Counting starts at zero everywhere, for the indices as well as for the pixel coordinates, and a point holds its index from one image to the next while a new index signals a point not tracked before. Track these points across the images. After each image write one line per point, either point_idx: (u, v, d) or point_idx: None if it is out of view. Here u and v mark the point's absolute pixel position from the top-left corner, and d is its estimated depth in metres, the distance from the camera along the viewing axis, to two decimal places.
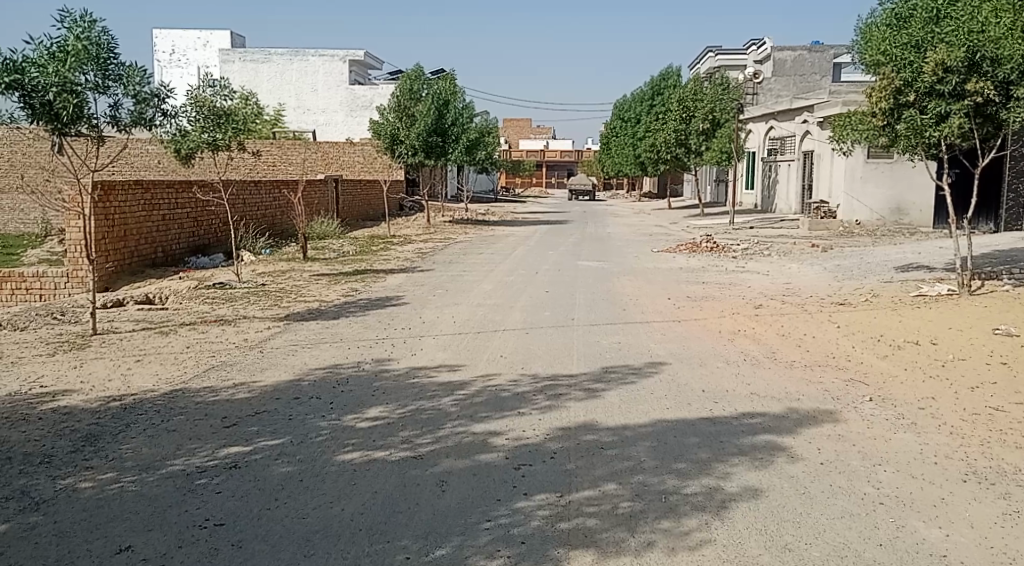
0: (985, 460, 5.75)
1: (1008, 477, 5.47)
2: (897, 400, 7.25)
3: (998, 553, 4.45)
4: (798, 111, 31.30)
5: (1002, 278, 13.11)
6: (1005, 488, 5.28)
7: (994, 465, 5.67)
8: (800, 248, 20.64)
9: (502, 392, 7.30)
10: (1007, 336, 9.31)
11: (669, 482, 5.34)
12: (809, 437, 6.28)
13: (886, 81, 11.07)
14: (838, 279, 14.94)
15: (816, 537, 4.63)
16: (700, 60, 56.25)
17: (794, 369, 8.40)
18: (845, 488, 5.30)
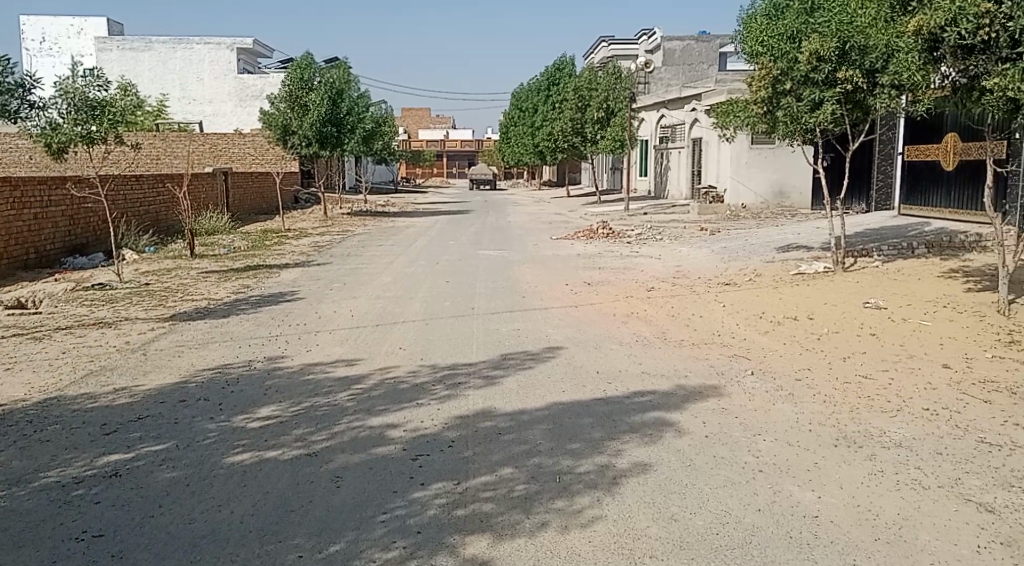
0: (854, 425, 6.09)
1: (874, 439, 5.81)
2: (776, 373, 7.59)
3: (864, 510, 4.73)
4: (687, 100, 32.16)
5: (872, 254, 13.88)
6: (871, 449, 5.61)
7: (862, 429, 6.01)
8: (691, 231, 21.28)
9: (399, 384, 7.27)
10: (876, 310, 9.90)
11: (563, 463, 5.45)
12: (695, 411, 6.51)
13: (764, 70, 11.58)
14: (724, 260, 15.49)
15: (701, 506, 4.82)
16: (592, 51, 57.15)
17: (684, 347, 8.68)
18: (727, 459, 5.52)
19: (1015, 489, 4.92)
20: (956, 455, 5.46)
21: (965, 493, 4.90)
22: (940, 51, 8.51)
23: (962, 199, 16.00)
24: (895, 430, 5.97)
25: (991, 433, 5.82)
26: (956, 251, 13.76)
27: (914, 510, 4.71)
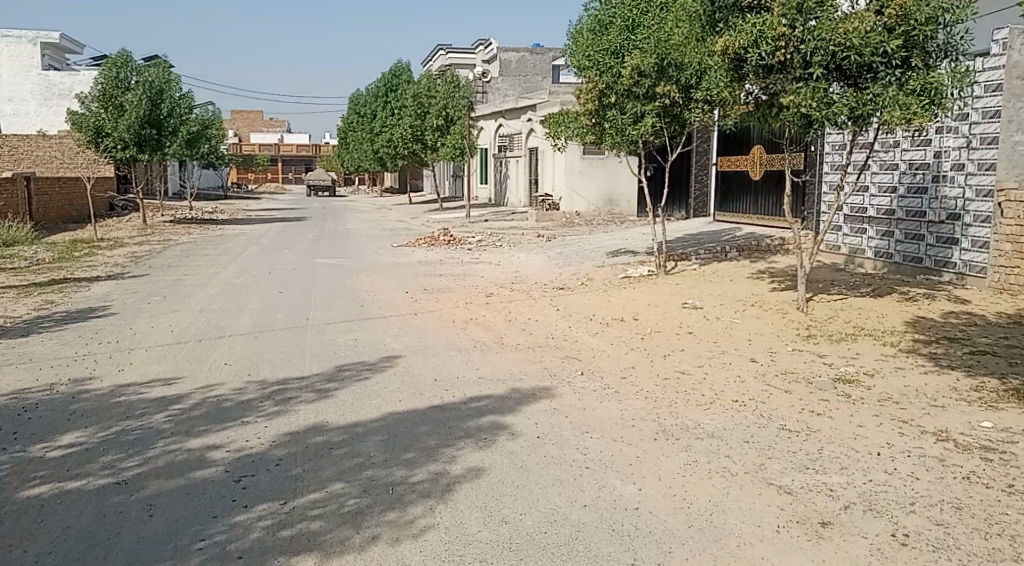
0: (673, 418, 6.38)
1: (690, 431, 6.10)
2: (604, 372, 7.84)
3: (680, 499, 4.95)
4: (523, 110, 32.82)
5: (692, 258, 14.64)
6: (688, 441, 5.89)
7: (679, 422, 6.29)
8: (528, 238, 21.69)
9: (224, 401, 6.96)
10: (694, 309, 10.45)
11: (396, 473, 5.38)
12: (528, 413, 6.60)
13: (591, 84, 11.94)
14: (559, 265, 15.88)
15: (530, 507, 4.89)
16: (429, 59, 57.27)
17: (519, 351, 8.81)
18: (556, 458, 5.63)
19: (810, 470, 5.28)
20: (760, 442, 5.81)
21: (768, 477, 5.21)
22: (744, 70, 9.17)
23: (767, 207, 17.14)
24: (709, 422, 6.29)
25: (791, 420, 6.24)
26: (767, 254, 14.74)
27: (724, 496, 4.97)
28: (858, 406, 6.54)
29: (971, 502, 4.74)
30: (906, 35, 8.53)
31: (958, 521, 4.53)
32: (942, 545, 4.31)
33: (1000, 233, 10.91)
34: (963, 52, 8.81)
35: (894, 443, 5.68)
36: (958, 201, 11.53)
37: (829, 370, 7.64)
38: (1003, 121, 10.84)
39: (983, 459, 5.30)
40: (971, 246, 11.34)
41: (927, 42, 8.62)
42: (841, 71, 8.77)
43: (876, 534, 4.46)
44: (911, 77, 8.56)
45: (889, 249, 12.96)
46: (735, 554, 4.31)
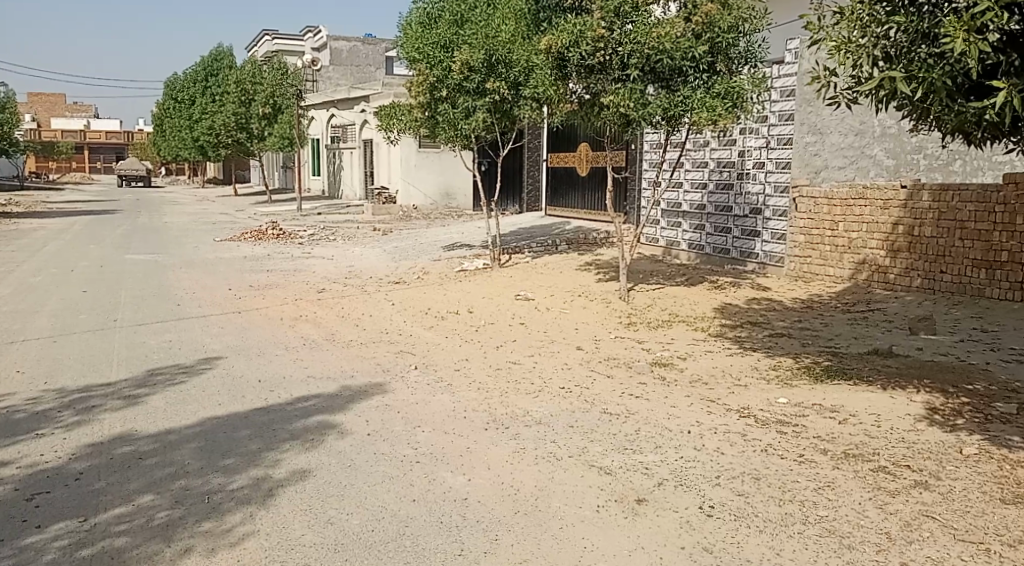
0: (503, 408, 6.42)
1: (520, 419, 6.16)
2: (437, 365, 7.79)
3: (508, 487, 4.97)
4: (355, 101, 32.24)
5: (525, 251, 14.85)
6: (517, 429, 5.94)
7: (509, 411, 6.34)
8: (362, 231, 21.32)
9: (16, 414, 6.38)
10: (528, 300, 10.61)
11: (214, 481, 5.11)
12: (358, 411, 6.45)
13: (421, 77, 11.76)
14: (394, 259, 15.70)
15: (357, 505, 4.77)
16: (255, 45, 55.15)
17: (350, 347, 8.61)
18: (387, 454, 5.53)
19: (629, 451, 5.45)
20: (584, 427, 5.95)
21: (590, 460, 5.33)
22: (568, 69, 9.35)
23: (593, 201, 17.65)
24: (537, 409, 6.38)
25: (612, 404, 6.42)
26: (596, 246, 15.18)
27: (549, 481, 5.03)
28: (672, 388, 6.83)
29: (768, 472, 5.02)
30: (711, 41, 9.06)
31: (757, 491, 4.78)
32: (741, 513, 4.53)
33: (794, 225, 11.73)
34: (760, 60, 9.51)
35: (703, 421, 5.96)
36: (760, 197, 12.34)
37: (649, 355, 7.94)
38: (797, 123, 11.61)
39: (779, 432, 5.65)
40: (770, 239, 12.20)
41: (730, 49, 9.19)
42: (654, 74, 9.14)
43: (685, 507, 4.64)
44: (716, 81, 9.09)
45: (701, 242, 13.67)
46: (558, 537, 4.37)
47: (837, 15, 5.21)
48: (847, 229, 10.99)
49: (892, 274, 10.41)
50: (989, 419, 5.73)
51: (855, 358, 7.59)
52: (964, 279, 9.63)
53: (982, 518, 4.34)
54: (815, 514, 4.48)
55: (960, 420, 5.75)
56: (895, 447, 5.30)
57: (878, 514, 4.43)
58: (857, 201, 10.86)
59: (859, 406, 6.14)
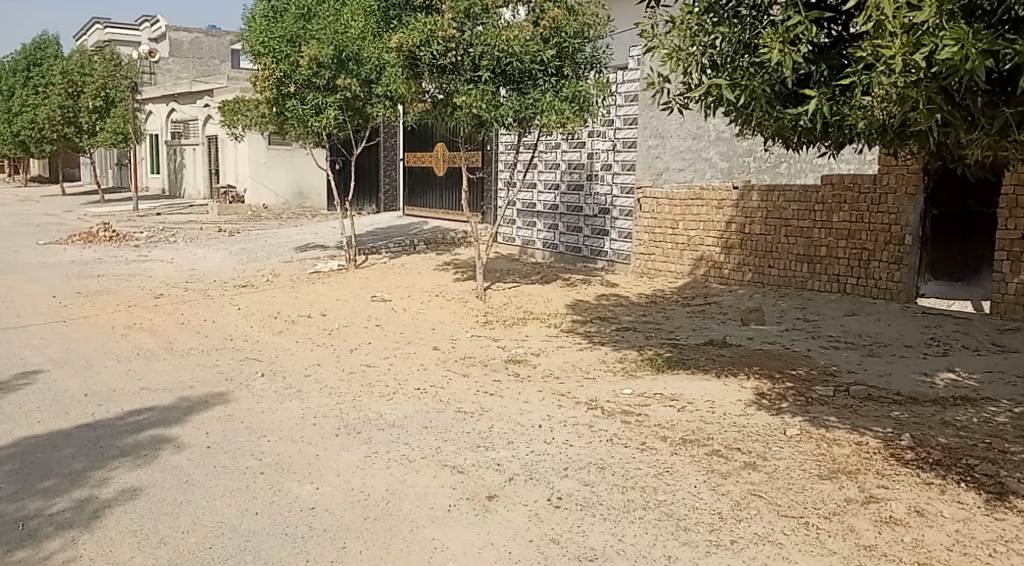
0: (354, 412, 6.27)
1: (371, 423, 6.03)
2: (285, 371, 7.54)
3: (358, 492, 4.85)
4: (198, 95, 30.90)
5: (381, 252, 14.65)
6: (369, 433, 5.80)
7: (361, 415, 6.20)
8: (207, 233, 20.44)
9: None
10: (383, 302, 10.47)
11: (31, 506, 4.73)
12: (198, 423, 6.14)
13: (267, 72, 11.37)
14: (241, 262, 15.13)
15: (194, 522, 4.53)
16: (85, 34, 51.89)
17: (191, 356, 8.21)
18: (228, 467, 5.29)
19: (482, 448, 5.41)
20: (437, 426, 5.89)
21: (443, 459, 5.26)
22: (420, 69, 9.19)
23: (450, 200, 17.64)
24: (389, 411, 6.27)
25: (466, 403, 6.40)
26: (452, 245, 15.18)
27: (400, 483, 4.93)
28: (525, 384, 6.87)
29: (612, 461, 5.11)
30: (558, 45, 9.21)
31: (601, 480, 4.84)
32: (588, 502, 4.56)
33: (640, 224, 12.14)
34: (604, 65, 9.75)
35: (552, 415, 6.03)
36: (608, 197, 12.70)
37: (502, 352, 7.98)
38: (638, 128, 12.07)
39: (623, 422, 5.79)
40: (618, 237, 12.56)
41: (576, 54, 9.38)
42: (506, 76, 9.19)
43: (535, 500, 4.62)
44: (564, 85, 9.23)
45: (554, 241, 13.90)
46: (408, 539, 4.27)
47: (669, 25, 5.41)
48: (687, 228, 11.43)
49: (727, 269, 10.95)
50: (811, 401, 6.09)
51: (694, 348, 7.91)
52: (788, 273, 10.20)
53: (803, 493, 4.54)
54: (655, 498, 4.57)
55: (784, 403, 6.09)
56: (729, 432, 5.53)
57: (712, 496, 4.57)
58: (694, 201, 11.34)
59: (697, 394, 6.39)
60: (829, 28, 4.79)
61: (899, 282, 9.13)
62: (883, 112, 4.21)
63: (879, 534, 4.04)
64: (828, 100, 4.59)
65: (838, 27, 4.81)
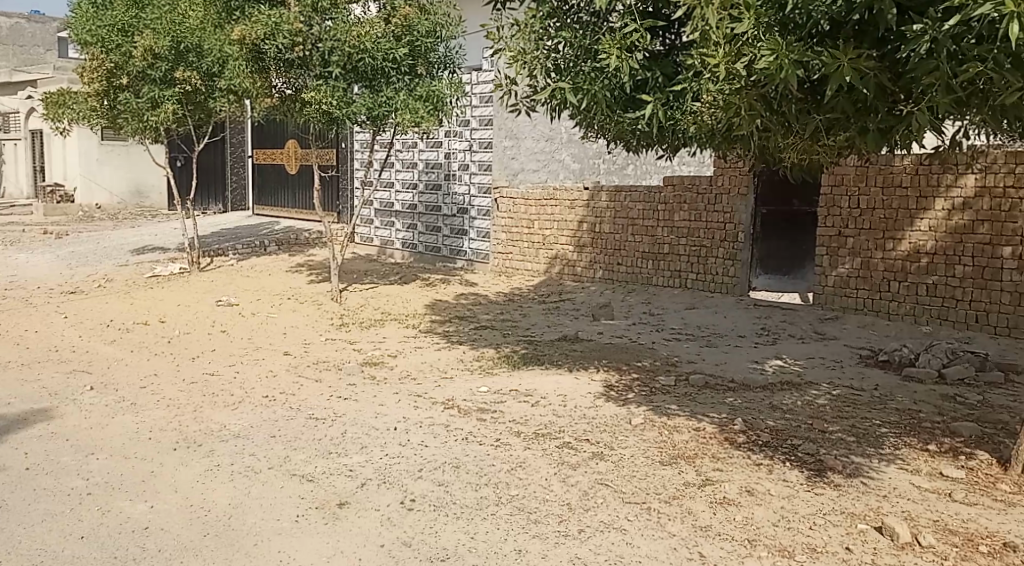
0: (195, 425, 6.05)
1: (214, 435, 5.84)
2: (118, 384, 7.17)
3: (197, 507, 4.65)
4: (19, 86, 28.81)
5: (226, 254, 14.18)
6: (211, 446, 5.61)
7: (203, 427, 6.00)
8: (31, 235, 19.11)
9: None
10: (229, 306, 10.19)
11: None
12: (18, 443, 5.78)
13: (97, 62, 10.76)
14: (70, 266, 14.24)
15: (11, 548, 4.18)
16: None
17: (10, 370, 7.67)
18: (51, 489, 4.96)
19: (331, 455, 5.34)
20: (284, 436, 5.75)
21: (292, 469, 5.15)
22: (266, 63, 8.90)
23: (303, 199, 17.26)
24: (233, 423, 6.08)
25: (318, 408, 6.31)
26: (304, 247, 14.92)
27: (244, 496, 4.77)
28: (380, 386, 6.85)
29: (466, 460, 5.14)
30: (410, 44, 9.20)
31: (456, 479, 4.86)
32: (441, 502, 4.55)
33: (497, 224, 12.31)
34: (458, 66, 9.88)
35: (408, 417, 6.03)
36: (466, 197, 12.81)
37: (356, 355, 7.92)
38: (494, 128, 12.23)
39: (478, 420, 5.85)
40: (477, 237, 12.70)
41: (430, 53, 9.43)
42: (357, 73, 9.09)
43: (387, 504, 4.57)
44: (417, 85, 9.29)
45: (413, 240, 13.88)
46: (251, 553, 4.09)
47: (514, 28, 5.53)
48: (542, 227, 11.67)
49: (580, 267, 11.28)
50: (655, 392, 6.38)
51: (548, 344, 8.12)
52: (636, 270, 10.62)
53: (646, 480, 4.72)
54: (507, 493, 4.62)
55: (631, 394, 6.35)
56: (579, 424, 5.71)
57: (562, 488, 4.65)
58: (547, 201, 11.56)
59: (549, 389, 6.56)
60: (663, 37, 5.05)
61: (734, 277, 9.67)
62: (712, 118, 4.50)
63: (714, 515, 4.23)
64: (663, 105, 4.87)
65: (672, 36, 5.06)
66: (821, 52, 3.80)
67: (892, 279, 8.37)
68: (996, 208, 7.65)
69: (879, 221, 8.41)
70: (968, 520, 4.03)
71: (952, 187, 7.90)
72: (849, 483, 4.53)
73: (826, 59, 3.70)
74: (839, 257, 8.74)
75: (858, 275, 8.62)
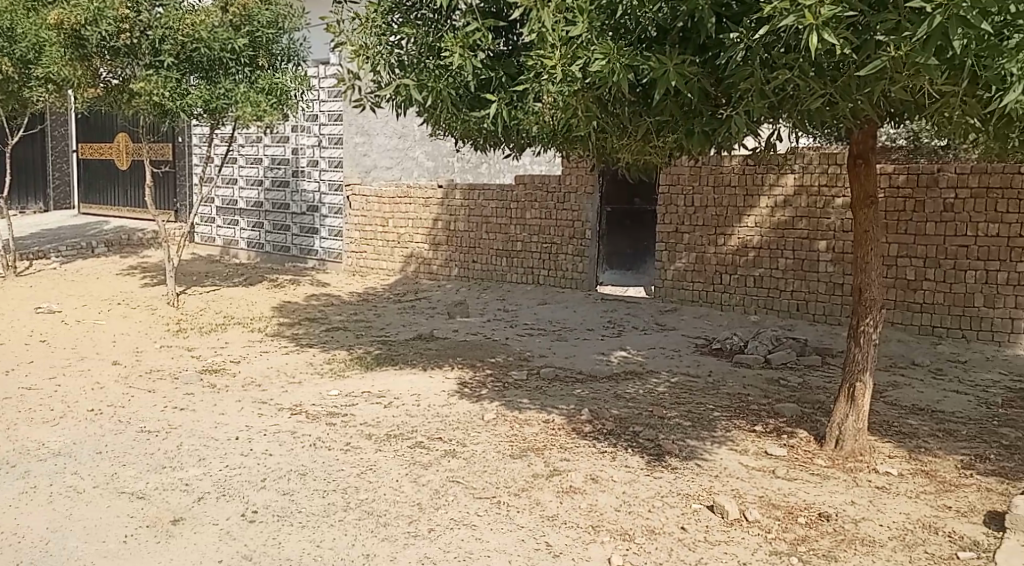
0: (6, 442, 5.52)
1: (29, 455, 5.29)
2: None
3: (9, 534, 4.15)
4: None
5: (49, 256, 13.27)
6: (25, 467, 5.08)
7: (16, 446, 5.46)
8: None
9: None
10: (51, 313, 9.58)
11: None
12: None
13: None
14: None
15: None
16: None
17: None
18: None
19: (165, 469, 4.96)
20: (112, 450, 5.32)
21: (118, 487, 4.72)
22: (89, 50, 8.42)
23: (134, 196, 16.51)
24: (53, 440, 5.60)
25: (151, 421, 5.90)
26: (137, 248, 14.30)
27: (63, 518, 4.32)
28: (221, 394, 6.58)
29: (313, 466, 4.98)
30: (250, 34, 9.00)
31: (302, 487, 4.67)
32: (285, 512, 4.34)
33: (349, 222, 12.18)
34: (302, 59, 9.85)
35: (251, 424, 5.79)
36: (316, 194, 12.60)
37: (195, 362, 7.62)
38: (344, 124, 12.13)
39: (328, 424, 5.75)
40: (328, 236, 12.53)
41: (271, 45, 9.28)
42: (191, 63, 8.75)
43: (227, 518, 4.30)
44: (259, 76, 9.16)
45: (260, 240, 13.49)
46: None
47: (357, 21, 5.48)
48: (396, 225, 11.63)
49: (435, 265, 11.31)
50: (507, 386, 6.50)
51: (401, 344, 8.11)
52: (491, 267, 10.76)
53: (495, 474, 4.80)
54: (355, 498, 4.50)
55: (484, 390, 6.44)
56: (432, 423, 5.73)
57: (412, 488, 4.63)
58: (402, 199, 11.52)
59: (402, 388, 6.56)
60: (506, 37, 5.16)
61: (583, 273, 9.97)
62: (550, 118, 4.64)
63: (561, 504, 4.36)
64: (507, 105, 4.93)
65: (514, 36, 5.18)
66: (649, 57, 3.97)
67: (724, 273, 8.85)
68: (812, 206, 8.23)
69: (711, 219, 8.88)
70: (789, 494, 4.35)
71: (774, 186, 8.45)
72: (685, 465, 4.78)
73: (654, 63, 3.86)
74: (677, 252, 9.18)
75: (694, 269, 9.07)
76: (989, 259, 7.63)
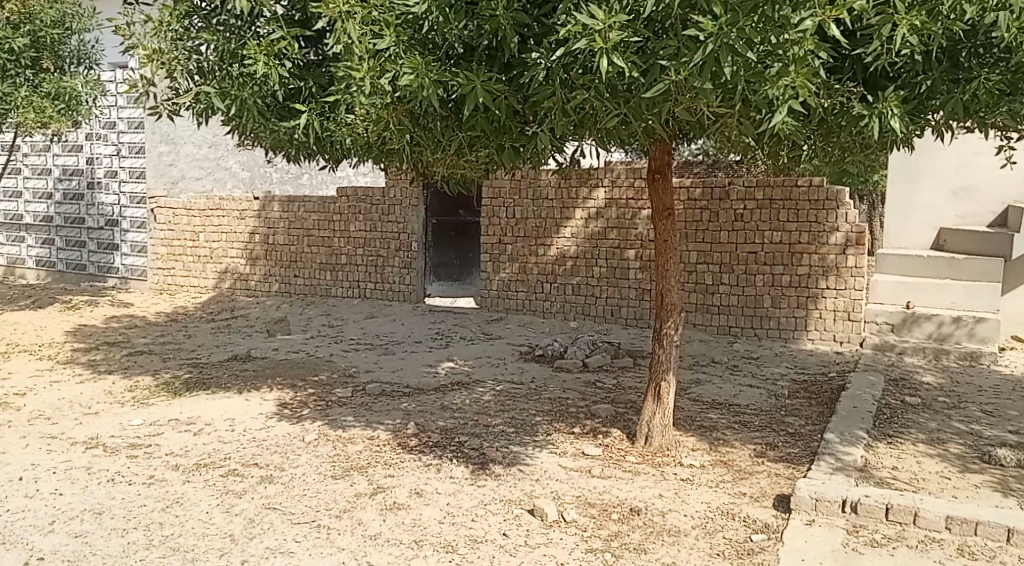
0: None
1: None
2: None
3: None
4: None
5: None
6: None
7: None
8: None
9: None
10: None
11: None
12: None
13: None
14: None
15: None
16: None
17: None
18: None
19: None
20: None
21: None
22: None
23: None
24: None
25: None
26: None
27: None
28: (4, 430, 6.05)
29: (110, 504, 4.68)
30: (32, 35, 8.32)
31: (98, 527, 4.39)
32: (76, 557, 4.06)
33: (154, 237, 11.60)
34: (91, 62, 9.37)
35: (40, 463, 5.36)
36: (115, 208, 11.98)
37: None
38: (146, 133, 11.61)
39: (130, 457, 5.44)
40: (130, 252, 11.92)
41: (57, 46, 8.69)
42: None
43: None
44: (43, 79, 8.53)
45: (51, 257, 12.86)
46: None
47: (149, 24, 5.23)
48: (207, 240, 11.17)
49: (253, 281, 10.94)
50: (330, 405, 6.40)
51: (215, 366, 7.78)
52: (315, 280, 10.53)
53: (314, 497, 4.71)
54: (159, 535, 4.28)
55: (305, 410, 6.31)
56: (247, 448, 5.55)
57: (223, 518, 4.46)
58: (213, 211, 11.06)
59: (215, 413, 6.31)
60: (309, 49, 5.06)
61: (409, 284, 9.94)
62: (362, 130, 4.60)
63: (384, 521, 4.34)
64: (319, 115, 4.82)
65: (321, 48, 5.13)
66: (457, 73, 4.04)
67: (545, 281, 9.10)
68: (622, 217, 8.63)
69: (532, 229, 9.11)
70: (603, 492, 4.53)
71: (588, 199, 8.81)
72: (507, 471, 4.89)
73: (461, 80, 3.93)
74: (500, 263, 9.36)
75: (517, 278, 9.27)
76: (774, 263, 8.27)
